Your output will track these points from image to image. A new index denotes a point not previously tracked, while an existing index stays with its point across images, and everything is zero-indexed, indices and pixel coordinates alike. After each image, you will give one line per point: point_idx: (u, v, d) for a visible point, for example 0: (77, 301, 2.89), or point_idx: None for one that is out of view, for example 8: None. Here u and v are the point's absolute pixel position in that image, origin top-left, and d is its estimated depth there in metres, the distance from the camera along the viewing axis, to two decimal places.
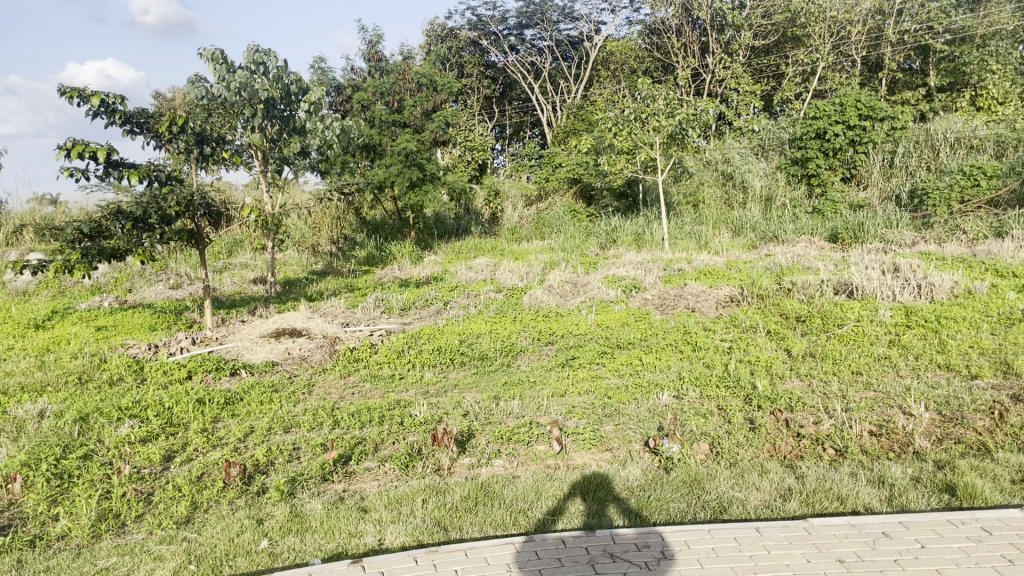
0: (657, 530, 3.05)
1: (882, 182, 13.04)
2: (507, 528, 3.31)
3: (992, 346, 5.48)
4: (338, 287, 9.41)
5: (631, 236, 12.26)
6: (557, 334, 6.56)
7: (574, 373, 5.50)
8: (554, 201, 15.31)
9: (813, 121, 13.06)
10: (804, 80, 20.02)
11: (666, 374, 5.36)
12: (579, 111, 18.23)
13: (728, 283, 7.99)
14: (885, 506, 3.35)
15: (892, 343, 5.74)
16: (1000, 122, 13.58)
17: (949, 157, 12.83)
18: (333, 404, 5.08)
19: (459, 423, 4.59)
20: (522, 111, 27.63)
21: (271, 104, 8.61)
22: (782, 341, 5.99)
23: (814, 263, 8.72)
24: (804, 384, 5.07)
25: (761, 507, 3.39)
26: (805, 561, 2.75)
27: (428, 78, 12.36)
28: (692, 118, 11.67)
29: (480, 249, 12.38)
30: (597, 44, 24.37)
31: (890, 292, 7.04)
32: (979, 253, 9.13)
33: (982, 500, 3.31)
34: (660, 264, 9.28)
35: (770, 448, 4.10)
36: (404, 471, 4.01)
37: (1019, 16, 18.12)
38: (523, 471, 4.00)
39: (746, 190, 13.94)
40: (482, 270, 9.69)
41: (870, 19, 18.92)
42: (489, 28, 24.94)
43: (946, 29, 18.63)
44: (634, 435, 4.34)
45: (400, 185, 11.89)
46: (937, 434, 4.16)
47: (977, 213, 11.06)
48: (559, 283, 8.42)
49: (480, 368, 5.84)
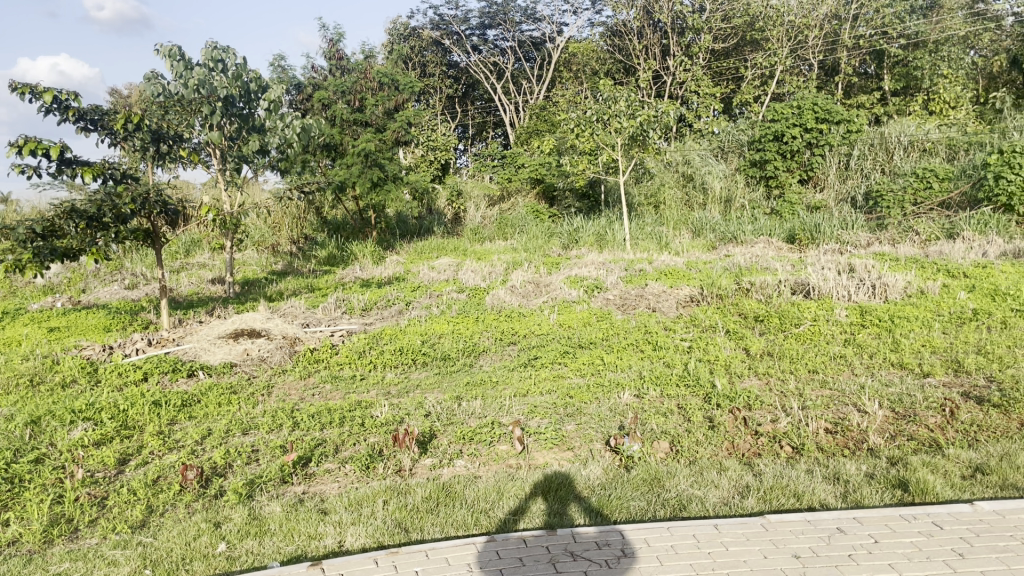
0: (620, 528, 3.07)
1: (839, 183, 13.19)
2: (467, 528, 3.30)
3: (943, 344, 5.61)
4: (299, 288, 9.30)
5: (593, 236, 12.32)
6: (520, 334, 6.57)
7: (536, 373, 5.51)
8: (516, 201, 15.33)
9: (771, 124, 13.45)
10: (763, 83, 20.44)
11: (627, 373, 5.39)
12: (542, 111, 18.30)
13: (688, 283, 8.07)
14: (840, 502, 3.41)
15: (848, 343, 5.83)
16: (952, 125, 13.92)
17: (903, 159, 13.05)
18: (292, 406, 5.01)
19: (421, 424, 4.57)
20: (484, 111, 27.69)
21: (230, 102, 8.48)
22: (740, 340, 6.06)
23: (771, 264, 8.87)
24: (762, 383, 5.13)
25: (720, 505, 3.42)
26: (762, 557, 2.78)
27: (390, 77, 12.32)
28: (653, 119, 11.79)
29: (442, 249, 12.33)
30: (559, 45, 24.51)
31: (846, 292, 7.18)
32: (932, 253, 9.37)
33: (933, 495, 3.39)
34: (621, 265, 9.32)
35: (728, 447, 4.15)
36: (364, 472, 3.99)
37: (970, 22, 18.64)
38: (485, 471, 4.00)
39: (706, 192, 14.03)
40: (445, 270, 9.67)
41: (827, 24, 19.33)
42: (451, 27, 24.82)
43: (900, 35, 19.01)
44: (595, 434, 4.36)
45: (362, 185, 11.78)
46: (890, 431, 4.24)
47: (929, 214, 11.41)
48: (522, 283, 8.43)
49: (442, 368, 5.81)
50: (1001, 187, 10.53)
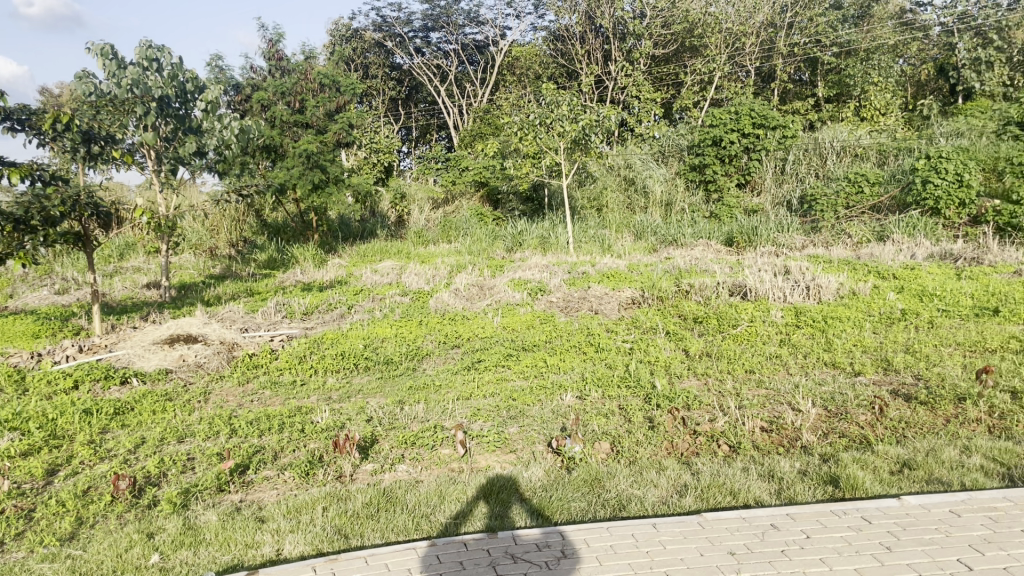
0: (560, 529, 3.09)
1: (775, 187, 13.49)
2: (408, 533, 3.28)
3: (873, 344, 5.78)
4: (237, 292, 9.12)
5: (537, 239, 12.34)
6: (463, 337, 6.56)
7: (479, 376, 5.51)
8: (460, 204, 15.29)
9: (710, 129, 13.77)
10: (702, 89, 20.78)
11: (569, 375, 5.44)
12: (486, 115, 18.33)
13: (630, 286, 8.17)
14: (774, 499, 3.49)
15: (783, 343, 5.98)
16: (882, 131, 14.38)
17: (836, 164, 13.43)
18: (230, 413, 4.92)
19: (362, 429, 4.52)
20: (428, 114, 27.56)
21: (165, 102, 8.29)
22: (680, 341, 6.16)
23: (710, 266, 9.01)
24: (700, 383, 5.22)
25: (659, 504, 3.48)
26: (699, 555, 2.83)
27: (331, 78, 12.19)
28: (595, 124, 11.95)
29: (386, 252, 12.22)
30: (503, 49, 24.63)
31: (782, 293, 7.36)
32: (863, 255, 9.64)
33: (862, 491, 3.50)
34: (564, 268, 9.36)
35: (667, 446, 4.21)
36: (304, 479, 3.94)
37: (899, 31, 19.38)
38: (427, 475, 3.98)
39: (647, 196, 14.13)
40: (388, 273, 9.60)
41: (763, 31, 19.86)
42: (394, 29, 24.72)
43: (833, 43, 19.61)
44: (538, 436, 4.38)
45: (302, 187, 11.61)
46: (823, 429, 4.36)
47: (860, 217, 11.77)
48: (465, 286, 8.41)
49: (385, 372, 5.77)
50: (929, 191, 10.94)
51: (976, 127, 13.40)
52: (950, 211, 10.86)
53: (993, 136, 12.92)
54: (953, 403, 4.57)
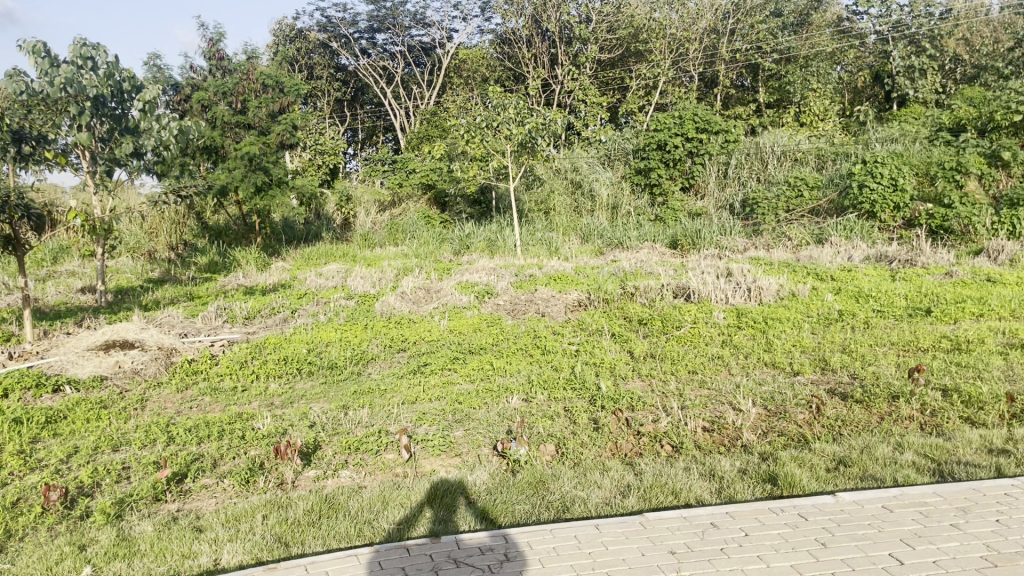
0: (503, 533, 3.08)
1: (718, 191, 13.71)
2: (350, 540, 3.24)
3: (811, 344, 5.92)
4: (177, 296, 8.92)
5: (484, 242, 12.34)
6: (409, 340, 6.51)
7: (425, 380, 5.48)
8: (407, 207, 15.20)
9: (655, 133, 14.00)
10: (647, 94, 21.04)
11: (516, 378, 5.44)
12: (433, 118, 18.25)
13: (577, 288, 8.21)
14: (714, 497, 3.55)
15: (725, 344, 6.10)
16: (820, 137, 14.72)
17: (777, 169, 13.71)
18: (168, 420, 4.80)
19: (304, 435, 4.45)
20: (375, 115, 27.27)
21: (100, 102, 8.12)
22: (625, 343, 6.23)
23: (655, 268, 9.12)
24: (645, 384, 5.29)
25: (602, 505, 3.50)
26: (640, 555, 2.86)
27: (273, 79, 12.00)
28: (541, 127, 11.99)
29: (331, 255, 12.08)
30: (449, 51, 24.56)
31: (724, 295, 7.48)
32: (803, 258, 9.85)
33: (799, 488, 3.58)
34: (512, 271, 9.36)
35: (612, 447, 4.25)
36: (244, 486, 3.87)
37: (837, 39, 19.99)
38: (370, 480, 3.94)
39: (594, 199, 14.22)
40: (333, 277, 9.50)
41: (706, 37, 20.30)
42: (339, 30, 24.59)
43: (773, 50, 20.09)
44: (483, 439, 4.38)
45: (245, 190, 11.42)
46: (763, 428, 4.44)
47: (800, 220, 12.05)
48: (412, 289, 8.36)
49: (328, 378, 5.68)
50: (865, 195, 11.26)
51: (910, 133, 13.83)
52: (885, 214, 11.20)
53: (926, 141, 13.35)
54: (888, 401, 4.70)
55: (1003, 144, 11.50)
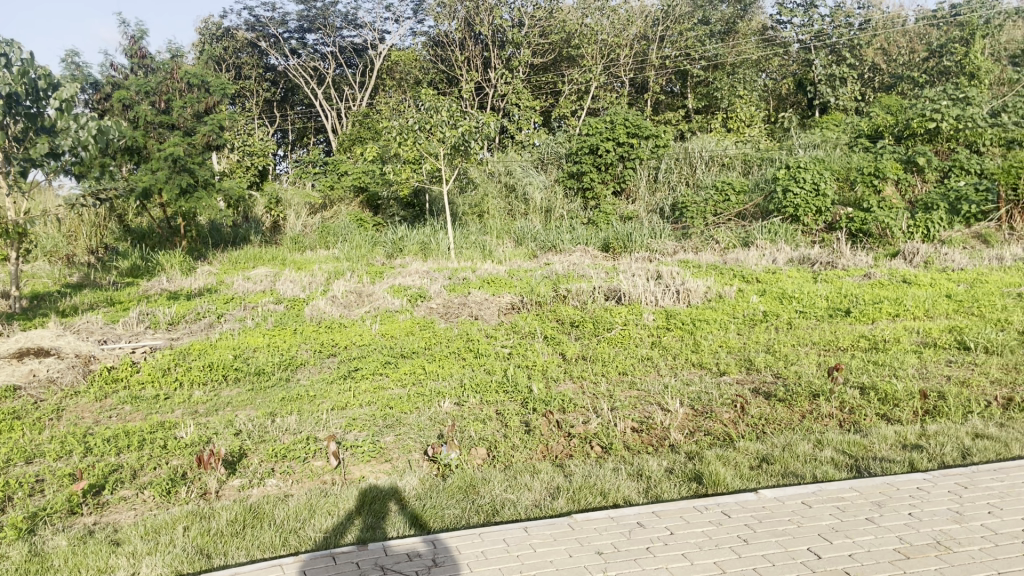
0: (432, 538, 3.06)
1: (648, 196, 13.93)
2: (275, 550, 3.18)
3: (736, 345, 6.07)
4: (96, 301, 8.62)
5: (417, 245, 12.28)
6: (340, 345, 6.42)
7: (356, 385, 5.41)
8: (339, 210, 15.02)
9: (587, 138, 14.20)
10: (579, 98, 21.27)
11: (448, 382, 5.41)
12: (364, 120, 18.10)
13: (510, 291, 8.24)
14: (642, 497, 3.60)
15: (654, 345, 6.20)
16: (746, 142, 15.09)
17: (705, 173, 14.00)
18: (85, 430, 4.63)
19: (229, 443, 4.35)
20: (306, 116, 26.78)
21: (13, 100, 7.80)
22: (557, 345, 6.27)
23: (587, 271, 9.21)
24: (576, 385, 5.33)
25: (531, 507, 3.51)
26: (567, 556, 2.88)
27: (199, 78, 11.70)
28: (474, 130, 11.98)
29: (259, 259, 11.85)
30: (382, 53, 24.36)
31: (653, 297, 7.60)
32: (730, 260, 10.07)
33: (724, 486, 3.66)
34: (445, 274, 9.34)
35: (542, 449, 4.27)
36: (165, 498, 3.76)
37: (762, 47, 20.73)
38: (297, 489, 3.88)
39: (528, 202, 14.29)
40: (262, 281, 9.32)
41: (636, 44, 20.74)
42: (268, 29, 24.29)
43: (701, 57, 20.80)
44: (413, 444, 4.35)
45: (169, 191, 11.13)
46: (690, 427, 4.53)
47: (727, 224, 12.34)
48: (343, 293, 8.26)
49: (255, 384, 5.56)
50: (789, 199, 11.57)
51: (831, 139, 14.24)
52: (809, 218, 11.55)
53: (846, 147, 13.82)
54: (808, 399, 4.84)
55: (918, 151, 12.16)
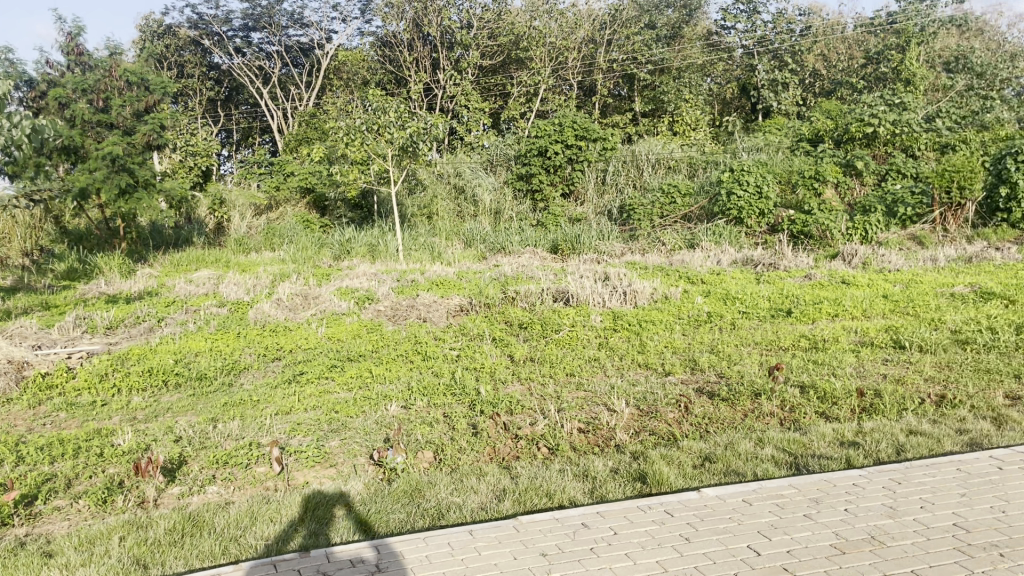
0: (376, 543, 3.04)
1: (597, 198, 14.04)
2: (215, 559, 3.12)
3: (681, 345, 6.16)
4: (30, 305, 8.36)
5: (365, 247, 12.18)
6: (285, 349, 6.33)
7: (300, 389, 5.33)
8: (285, 210, 14.82)
9: (536, 140, 14.27)
10: (528, 100, 21.31)
11: (395, 385, 5.37)
12: (311, 120, 17.91)
13: (459, 293, 8.23)
14: (587, 498, 3.62)
15: (602, 346, 6.25)
16: (692, 145, 15.33)
17: (652, 176, 14.17)
18: (17, 438, 4.49)
19: (169, 450, 4.26)
20: (251, 116, 26.42)
21: None
22: (505, 347, 6.28)
23: (535, 273, 9.25)
24: (524, 387, 5.34)
25: (477, 510, 3.51)
26: (512, 558, 2.88)
27: (138, 76, 11.42)
28: (422, 132, 11.95)
29: (202, 261, 11.62)
30: (329, 53, 24.15)
31: (600, 298, 7.67)
32: (675, 261, 10.23)
33: (667, 485, 3.71)
34: (393, 276, 9.28)
35: (490, 452, 4.27)
36: (101, 507, 3.66)
37: (707, 52, 21.17)
38: (239, 495, 3.81)
39: (477, 204, 14.28)
40: (205, 283, 9.14)
41: (583, 47, 20.91)
42: (211, 27, 23.77)
43: (648, 61, 20.97)
44: (359, 448, 4.31)
45: (107, 191, 10.86)
46: (635, 427, 4.58)
47: (674, 226, 12.50)
48: (288, 296, 8.14)
49: (197, 390, 5.45)
50: (733, 202, 11.79)
51: (774, 143, 14.54)
52: (752, 220, 11.80)
53: (788, 151, 14.14)
54: (751, 398, 4.93)
55: (857, 155, 12.55)
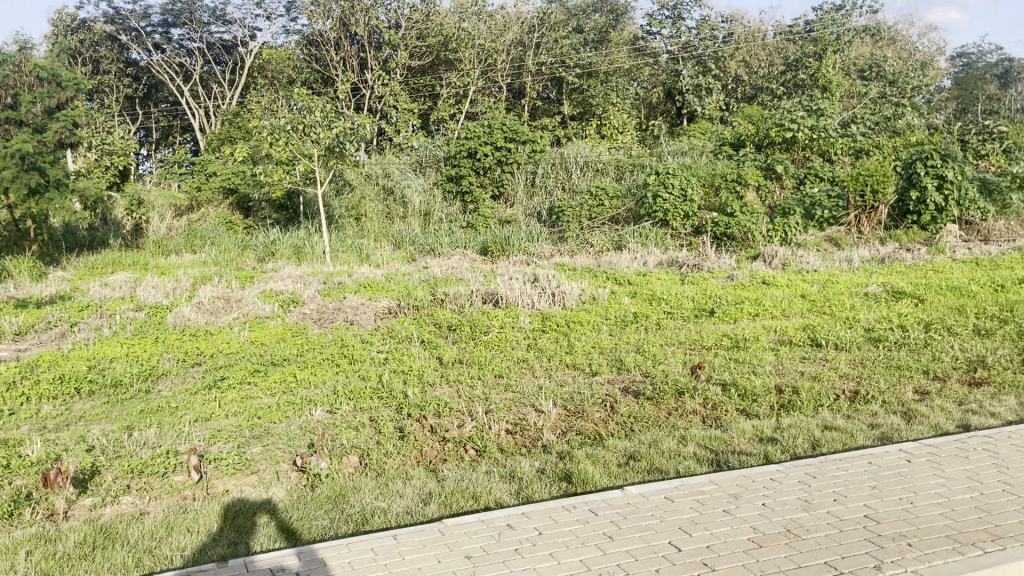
0: (299, 550, 2.98)
1: (526, 200, 14.09)
2: (128, 571, 3.02)
3: (609, 345, 6.23)
4: None
5: (290, 249, 11.93)
6: (205, 354, 6.16)
7: (221, 395, 5.19)
8: (207, 211, 14.43)
9: (465, 142, 14.24)
10: (457, 102, 21.20)
11: (320, 390, 5.28)
12: (235, 120, 17.51)
13: (387, 295, 8.14)
14: (513, 499, 3.63)
15: (530, 347, 6.27)
16: (619, 148, 15.52)
17: (580, 179, 14.28)
18: None
19: (80, 460, 4.09)
20: (171, 114, 25.68)
21: None
22: (434, 349, 6.25)
23: (465, 275, 9.21)
24: (452, 390, 5.32)
25: (402, 514, 3.48)
26: (437, 562, 2.86)
27: (49, 71, 10.95)
28: (349, 132, 11.82)
29: (118, 264, 11.22)
30: (253, 51, 23.68)
31: (529, 300, 7.70)
32: (603, 262, 10.35)
33: (592, 484, 3.74)
34: (319, 278, 9.12)
35: (416, 455, 4.24)
36: (6, 521, 3.50)
37: (633, 57, 21.51)
38: (155, 506, 3.69)
39: (406, 205, 14.17)
40: (121, 287, 8.84)
41: (512, 49, 21.02)
42: (128, 22, 22.95)
43: (576, 64, 21.30)
44: (282, 455, 4.23)
45: (16, 191, 10.40)
46: (562, 427, 4.61)
47: (602, 227, 12.64)
48: (209, 299, 7.94)
49: (112, 397, 5.26)
50: (659, 204, 12.00)
51: (698, 146, 14.87)
52: (677, 222, 12.03)
53: (712, 154, 14.47)
54: (675, 396, 5.03)
55: (777, 159, 12.92)
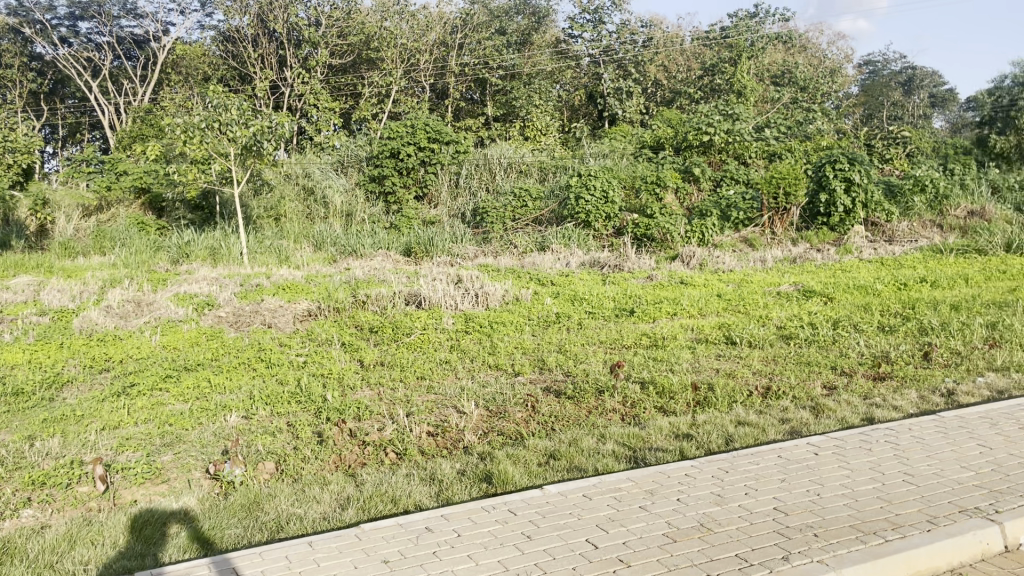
0: (210, 560, 2.90)
1: (450, 201, 14.07)
2: None
3: (531, 345, 6.27)
4: None
5: (206, 250, 11.60)
6: (114, 360, 5.94)
7: (131, 402, 5.01)
8: (117, 211, 13.90)
9: (388, 142, 14.19)
10: (379, 102, 21.00)
11: (235, 394, 5.15)
12: (146, 117, 16.92)
13: (307, 297, 8.00)
14: (433, 501, 3.61)
15: (452, 348, 6.26)
16: (542, 150, 15.62)
17: (504, 180, 14.31)
18: None
19: None
20: (78, 111, 24.68)
21: None
22: (355, 352, 6.17)
23: (387, 276, 9.12)
24: (373, 393, 5.26)
25: (319, 520, 3.42)
26: (353, 568, 2.83)
27: None
28: (267, 131, 11.58)
29: (20, 267, 10.70)
30: (166, 46, 22.96)
31: (452, 301, 7.69)
32: (526, 263, 10.40)
33: (512, 484, 3.76)
34: (236, 281, 8.90)
35: (335, 459, 4.18)
36: None
37: (556, 59, 21.71)
38: (58, 518, 3.54)
39: (327, 206, 13.95)
40: (23, 290, 8.44)
41: (435, 49, 20.97)
42: (32, 15, 21.98)
43: (499, 66, 21.44)
44: (194, 462, 4.10)
45: None
46: (483, 428, 4.61)
47: (525, 228, 12.72)
48: (119, 303, 7.66)
49: (12, 406, 5.00)
50: (581, 206, 12.14)
51: (619, 148, 15.11)
52: (599, 224, 12.20)
53: (632, 156, 14.73)
54: (595, 395, 5.09)
55: (695, 161, 13.23)
